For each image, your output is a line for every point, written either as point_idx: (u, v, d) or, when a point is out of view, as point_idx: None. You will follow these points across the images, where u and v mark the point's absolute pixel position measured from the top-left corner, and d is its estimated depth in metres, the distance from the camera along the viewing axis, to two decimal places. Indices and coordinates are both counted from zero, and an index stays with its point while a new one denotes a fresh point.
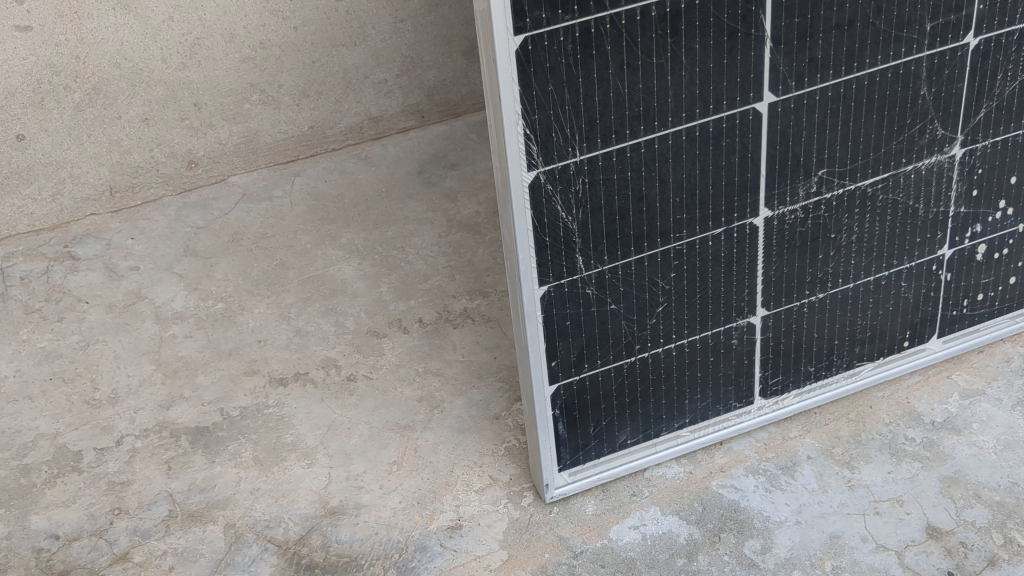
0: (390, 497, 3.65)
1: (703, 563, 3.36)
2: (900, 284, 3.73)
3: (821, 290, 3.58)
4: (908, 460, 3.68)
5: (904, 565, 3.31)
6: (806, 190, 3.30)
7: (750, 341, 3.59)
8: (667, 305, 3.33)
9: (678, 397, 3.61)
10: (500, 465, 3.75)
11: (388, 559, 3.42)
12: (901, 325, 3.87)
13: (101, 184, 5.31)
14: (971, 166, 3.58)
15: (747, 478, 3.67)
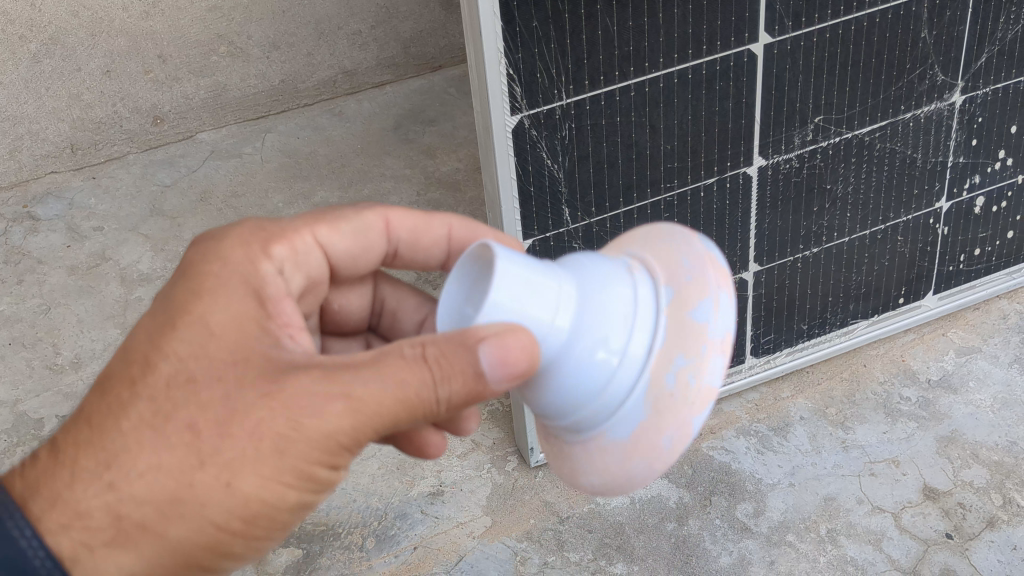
0: (369, 464, 3.51)
1: (694, 527, 3.25)
2: (896, 238, 3.60)
3: (816, 244, 3.44)
4: (904, 421, 3.57)
5: (900, 526, 3.22)
6: (801, 138, 3.15)
7: (743, 298, 3.44)
8: None
9: None
10: (483, 430, 3.62)
11: (367, 527, 3.29)
12: (897, 281, 3.73)
13: (61, 141, 5.09)
14: (972, 115, 3.43)
15: (737, 439, 3.56)
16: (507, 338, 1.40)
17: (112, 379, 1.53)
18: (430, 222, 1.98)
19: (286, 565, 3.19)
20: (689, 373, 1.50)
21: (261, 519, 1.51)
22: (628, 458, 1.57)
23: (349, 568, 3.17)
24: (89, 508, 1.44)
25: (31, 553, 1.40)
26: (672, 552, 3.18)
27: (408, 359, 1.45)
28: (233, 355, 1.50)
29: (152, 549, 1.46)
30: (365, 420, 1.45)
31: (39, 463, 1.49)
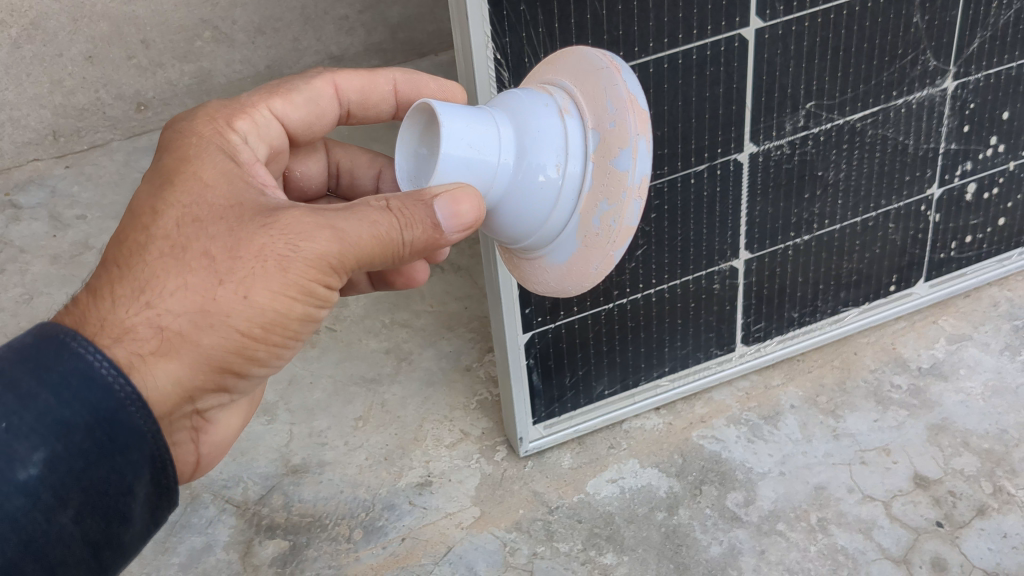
0: (356, 455, 3.48)
1: (684, 517, 3.23)
2: (888, 226, 3.57)
3: (807, 231, 3.41)
4: (895, 409, 3.56)
5: (891, 515, 3.20)
6: (793, 124, 3.11)
7: (733, 286, 3.42)
8: (647, 248, 3.12)
9: (658, 345, 3.43)
10: (472, 419, 3.58)
11: (355, 518, 3.26)
12: (888, 269, 3.71)
13: (43, 128, 5.04)
14: (964, 101, 3.39)
15: (728, 428, 3.53)
16: (454, 201, 1.76)
17: (131, 225, 1.73)
18: (375, 82, 2.27)
19: (272, 557, 3.15)
20: (610, 224, 1.88)
21: (278, 328, 1.77)
22: (565, 276, 2.03)
23: (337, 560, 3.13)
24: (133, 326, 1.64)
25: (94, 367, 1.56)
26: (662, 542, 3.16)
27: (373, 211, 1.75)
28: (228, 201, 1.75)
29: (188, 358, 1.70)
30: (354, 248, 1.72)
31: (80, 305, 1.68)
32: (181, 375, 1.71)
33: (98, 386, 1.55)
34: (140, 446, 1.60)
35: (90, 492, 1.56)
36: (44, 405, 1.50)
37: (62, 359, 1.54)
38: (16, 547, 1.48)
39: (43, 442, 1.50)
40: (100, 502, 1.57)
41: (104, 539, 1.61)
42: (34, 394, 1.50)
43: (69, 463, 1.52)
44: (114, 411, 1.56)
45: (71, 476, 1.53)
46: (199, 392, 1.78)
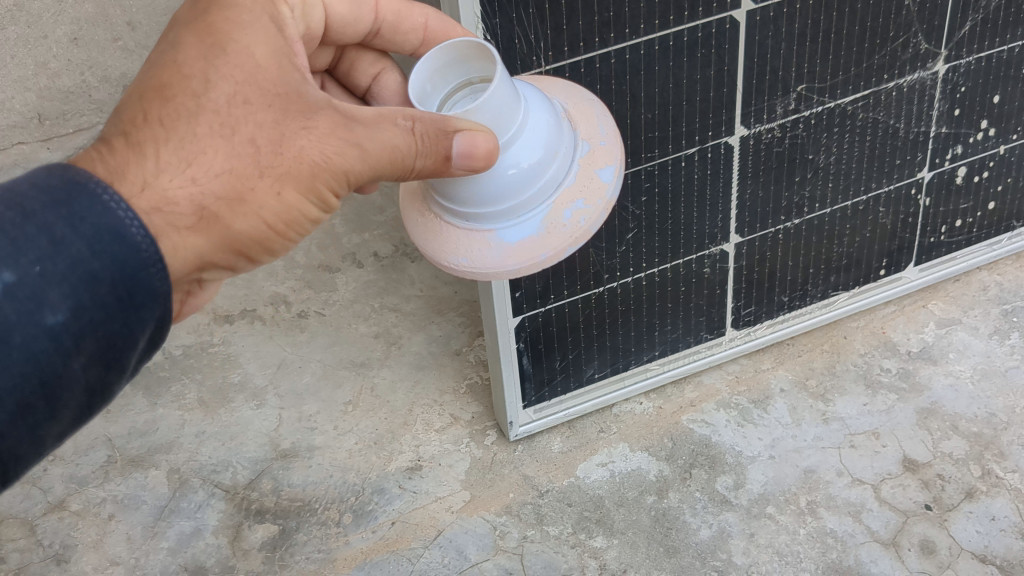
0: (346, 439, 3.46)
1: (674, 500, 3.25)
2: (878, 209, 3.57)
3: (797, 215, 3.41)
4: (884, 392, 3.57)
5: (879, 498, 3.23)
6: (783, 108, 3.09)
7: (723, 270, 3.41)
8: (637, 232, 3.11)
9: (648, 329, 3.43)
10: (462, 403, 3.57)
11: (345, 502, 3.25)
12: (878, 253, 3.71)
13: (28, 111, 4.75)
14: (954, 84, 3.37)
15: (718, 412, 3.53)
16: (477, 136, 1.62)
17: (174, 85, 1.62)
18: (412, 11, 2.13)
19: (262, 542, 3.15)
20: (584, 215, 1.72)
21: (296, 228, 1.74)
22: (504, 256, 1.76)
23: (326, 544, 3.14)
24: (174, 195, 1.56)
25: (126, 221, 1.43)
26: (651, 525, 3.18)
27: (399, 131, 1.67)
28: (273, 85, 1.68)
29: (216, 240, 1.64)
30: (379, 165, 1.69)
31: (112, 151, 1.56)
32: (204, 255, 1.65)
33: (128, 243, 1.42)
34: (153, 307, 1.48)
35: (102, 342, 1.44)
36: (74, 254, 1.38)
37: (93, 210, 1.41)
38: (28, 394, 1.39)
39: (72, 291, 1.38)
40: (108, 355, 1.46)
41: (97, 387, 1.49)
42: (66, 242, 1.37)
43: (88, 316, 1.40)
44: (142, 272, 1.44)
45: (90, 330, 1.41)
46: (208, 271, 1.72)
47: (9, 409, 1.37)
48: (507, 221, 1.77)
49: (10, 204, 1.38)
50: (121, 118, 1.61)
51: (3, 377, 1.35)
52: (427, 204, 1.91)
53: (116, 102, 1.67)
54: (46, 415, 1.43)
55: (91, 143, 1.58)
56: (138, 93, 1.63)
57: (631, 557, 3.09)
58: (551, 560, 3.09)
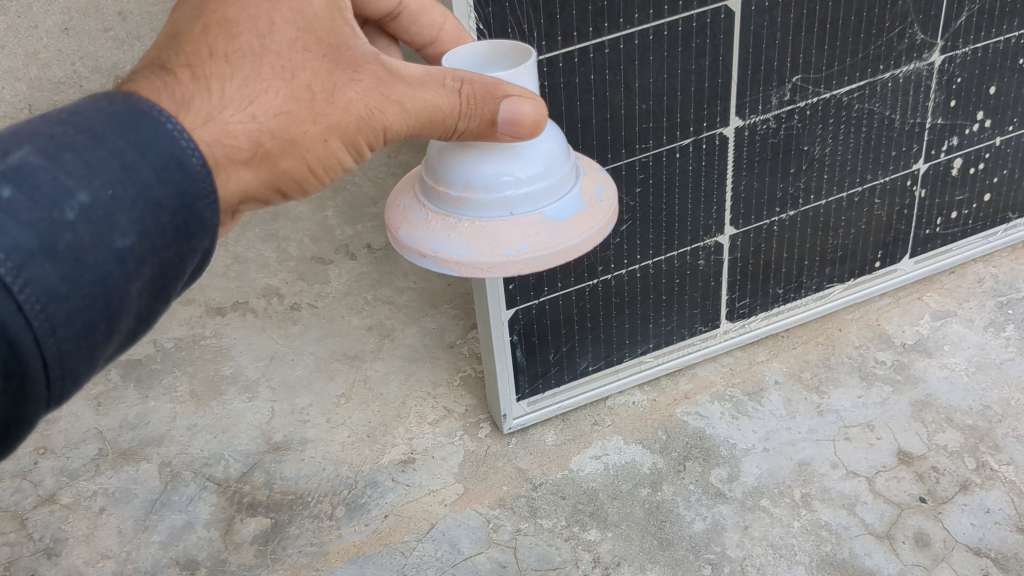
0: (338, 432, 3.45)
1: (668, 493, 3.24)
2: (874, 201, 3.56)
3: (792, 207, 3.39)
4: (879, 385, 3.56)
5: (874, 491, 3.22)
6: (779, 98, 3.06)
7: (717, 263, 3.39)
8: (631, 224, 3.09)
9: (642, 321, 3.41)
10: (455, 396, 3.56)
11: (337, 495, 3.24)
12: (873, 245, 3.70)
13: (19, 102, 4.66)
14: (951, 75, 3.35)
15: (712, 405, 3.52)
16: (527, 102, 1.60)
17: (239, 21, 1.57)
18: (436, 9, 1.98)
19: (254, 535, 3.13)
20: (609, 191, 1.76)
21: (334, 174, 1.70)
22: (564, 230, 1.64)
23: (318, 538, 3.12)
24: (234, 129, 1.53)
25: (188, 150, 1.38)
26: (645, 518, 3.17)
27: (444, 93, 1.62)
28: (331, 33, 1.62)
29: (263, 176, 1.61)
30: (418, 123, 1.64)
31: (176, 81, 1.51)
32: (249, 191, 1.62)
33: (190, 170, 1.37)
34: (206, 240, 1.42)
35: (157, 274, 1.36)
36: (142, 180, 1.32)
37: (159, 137, 1.36)
38: (94, 313, 1.26)
39: (138, 217, 1.31)
40: (159, 286, 1.38)
41: (139, 325, 1.39)
42: (136, 167, 1.32)
43: (150, 245, 1.33)
44: (199, 202, 1.39)
45: (151, 257, 1.33)
46: (245, 206, 1.69)
47: (77, 327, 1.24)
48: (548, 205, 1.68)
49: (75, 126, 1.31)
50: (183, 47, 1.56)
51: (75, 294, 1.23)
52: (446, 221, 1.71)
53: (172, 30, 1.61)
54: (104, 339, 1.29)
55: (152, 70, 1.53)
56: (201, 25, 1.58)
57: (625, 549, 3.08)
58: (545, 553, 3.06)
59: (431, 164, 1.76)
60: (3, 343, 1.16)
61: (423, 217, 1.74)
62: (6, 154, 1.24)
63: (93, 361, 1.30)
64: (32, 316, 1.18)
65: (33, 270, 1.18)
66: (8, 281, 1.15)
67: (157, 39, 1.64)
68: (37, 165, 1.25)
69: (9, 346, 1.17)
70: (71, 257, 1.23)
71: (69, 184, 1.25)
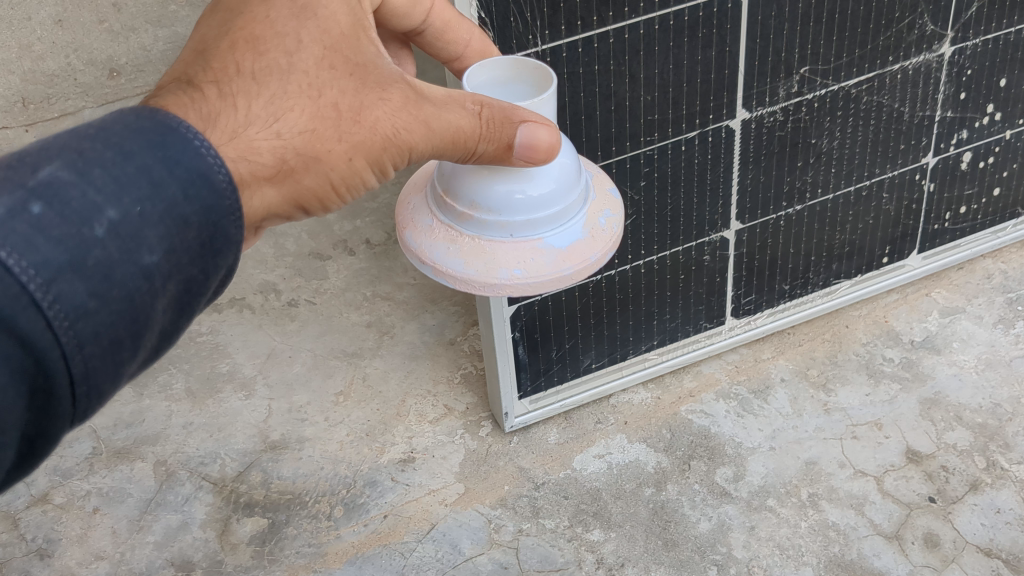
0: (337, 430, 3.39)
1: (673, 493, 3.18)
2: (882, 195, 3.49)
3: (799, 201, 3.32)
4: (887, 382, 3.50)
5: (882, 491, 3.17)
6: (786, 90, 3.00)
7: (723, 258, 3.32)
8: (635, 218, 3.03)
9: (647, 317, 3.34)
10: (456, 394, 3.50)
11: (335, 495, 3.18)
12: (881, 241, 3.63)
13: (11, 95, 4.60)
14: (960, 67, 3.28)
15: (717, 402, 3.46)
16: (542, 128, 1.55)
17: (267, 38, 1.56)
18: (461, 25, 1.94)
19: (251, 535, 3.08)
20: (615, 221, 1.71)
21: (357, 193, 1.67)
22: (558, 260, 1.62)
23: (317, 538, 3.07)
24: (258, 147, 1.51)
25: (215, 166, 1.32)
26: (649, 519, 3.11)
27: (466, 115, 1.57)
28: (355, 53, 1.60)
29: (287, 193, 1.59)
30: (442, 144, 1.60)
31: (202, 98, 1.50)
32: (272, 209, 1.60)
33: (216, 188, 1.32)
34: (230, 256, 1.38)
35: (181, 289, 1.32)
36: (169, 196, 1.27)
37: (186, 153, 1.31)
38: (120, 328, 1.22)
39: (166, 235, 1.27)
40: (183, 302, 1.34)
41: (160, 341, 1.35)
42: (163, 183, 1.27)
43: (176, 262, 1.29)
44: (225, 219, 1.34)
45: (176, 273, 1.29)
46: (269, 222, 1.67)
47: (103, 344, 1.20)
48: (551, 228, 1.65)
49: (103, 141, 1.26)
50: (210, 64, 1.55)
51: (101, 310, 1.18)
52: (448, 233, 1.69)
53: (200, 45, 1.60)
54: (130, 355, 1.25)
55: (179, 87, 1.52)
56: (227, 42, 1.57)
57: (629, 550, 3.03)
58: (547, 554, 3.02)
59: (443, 168, 1.73)
60: (29, 359, 1.13)
61: (428, 223, 1.73)
62: (34, 169, 1.20)
63: (118, 377, 1.25)
64: (59, 332, 1.14)
65: (61, 285, 1.14)
66: (36, 296, 1.11)
67: (183, 56, 1.63)
68: (65, 181, 1.20)
69: (34, 362, 1.13)
70: (99, 273, 1.18)
71: (96, 200, 1.21)
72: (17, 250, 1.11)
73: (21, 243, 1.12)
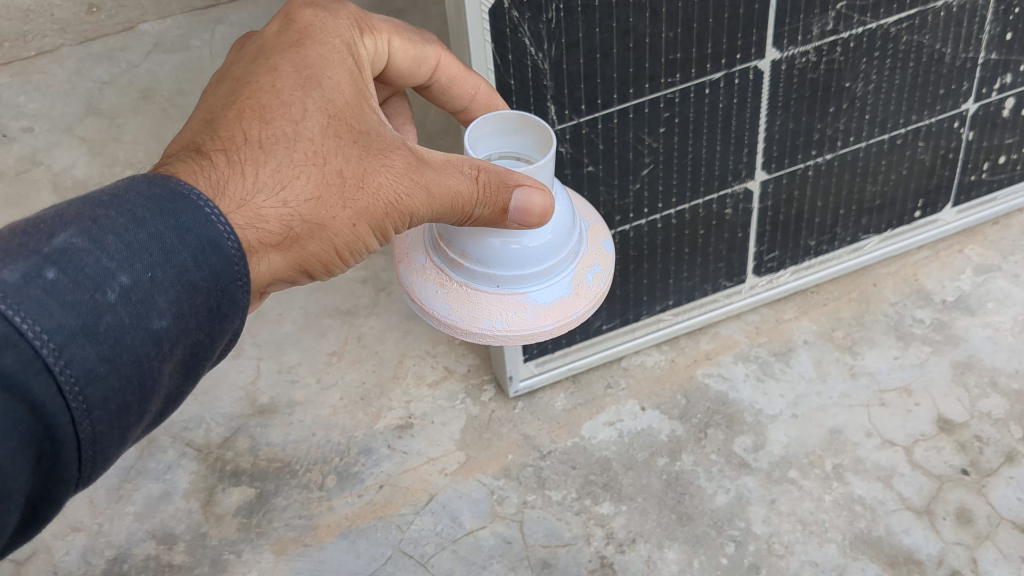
0: (330, 394, 3.18)
1: (687, 463, 2.99)
2: (917, 144, 3.22)
3: (829, 150, 3.05)
4: (917, 345, 3.27)
5: (912, 462, 2.97)
6: (821, 28, 2.69)
7: (746, 211, 3.06)
8: (653, 168, 2.77)
9: (662, 275, 3.10)
10: (457, 356, 3.28)
11: (328, 464, 2.98)
12: (914, 193, 3.37)
13: None
14: (1009, 3, 2.98)
15: (736, 366, 3.24)
16: (536, 193, 1.50)
17: (272, 107, 1.56)
18: (467, 79, 1.91)
19: (237, 506, 2.89)
20: (604, 277, 1.68)
21: (358, 257, 1.66)
22: (541, 315, 1.61)
23: (308, 510, 2.87)
24: (266, 214, 1.50)
25: (225, 234, 1.34)
26: (663, 491, 2.92)
27: (464, 179, 1.54)
28: (357, 123, 1.61)
29: (292, 259, 1.59)
30: (441, 209, 1.56)
31: (210, 164, 1.48)
32: (276, 274, 1.60)
33: (225, 255, 1.33)
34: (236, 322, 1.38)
35: (189, 356, 1.35)
36: (180, 262, 1.29)
37: (198, 219, 1.32)
38: (127, 394, 1.26)
39: (176, 301, 1.29)
40: (188, 366, 1.37)
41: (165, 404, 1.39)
42: (174, 250, 1.29)
43: (183, 327, 1.31)
44: (232, 284, 1.35)
45: (183, 338, 1.32)
46: (272, 288, 1.66)
47: (110, 409, 1.24)
48: (538, 281, 1.63)
49: (115, 206, 1.28)
50: (218, 132, 1.53)
51: (110, 375, 1.23)
52: (439, 275, 1.68)
53: (205, 114, 1.59)
54: (135, 419, 1.29)
55: (187, 154, 1.50)
56: (233, 111, 1.56)
57: (641, 525, 2.85)
58: (553, 528, 2.84)
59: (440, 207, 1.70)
60: (39, 424, 1.17)
61: (421, 261, 1.71)
62: (50, 235, 1.23)
63: (123, 441, 1.29)
64: (69, 396, 1.19)
65: (73, 350, 1.19)
66: (48, 361, 1.16)
67: (187, 124, 1.61)
68: (80, 247, 1.23)
69: (45, 426, 1.18)
70: (110, 339, 1.23)
71: (109, 266, 1.24)
72: (32, 316, 1.15)
73: (36, 307, 1.16)
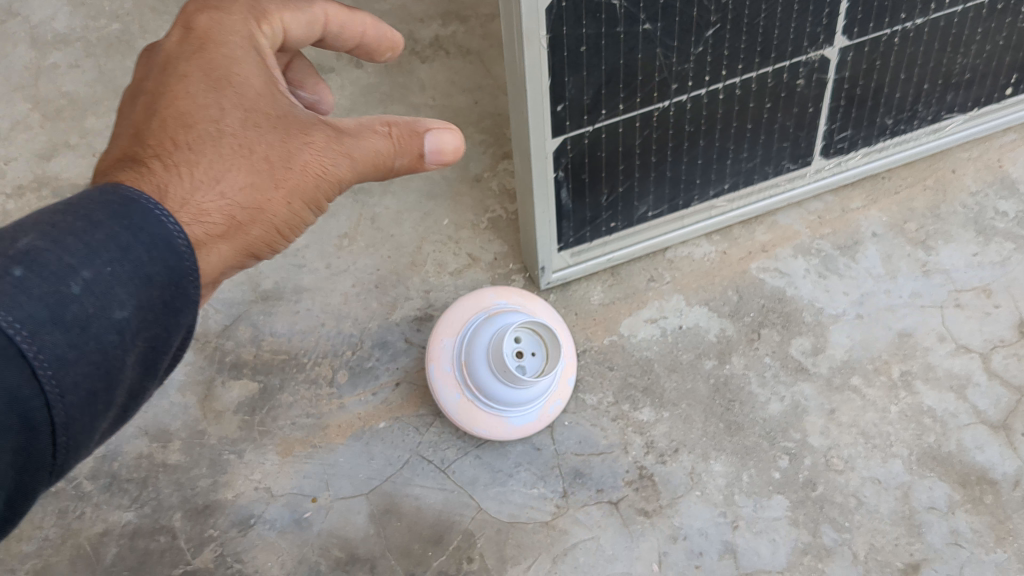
0: (341, 280, 2.86)
1: (738, 366, 2.68)
2: (1019, 12, 2.76)
3: (920, 14, 2.59)
4: (999, 241, 2.91)
5: (989, 371, 2.66)
6: None
7: (820, 83, 2.62)
8: (721, 28, 2.31)
9: (719, 156, 2.69)
10: (482, 241, 2.95)
11: (339, 357, 2.69)
12: (1008, 68, 2.93)
13: None
14: None
15: (795, 260, 2.89)
16: (447, 134, 1.74)
17: (192, 111, 1.53)
18: (355, 16, 1.86)
19: (238, 402, 2.61)
20: None
21: (296, 231, 1.68)
22: None
23: (315, 408, 2.59)
24: (207, 209, 1.48)
25: (175, 232, 1.35)
26: (710, 396, 2.63)
27: (377, 137, 1.70)
28: (271, 108, 1.60)
29: (238, 247, 1.57)
30: (363, 170, 1.69)
31: (147, 171, 1.45)
32: (223, 266, 1.58)
33: (175, 249, 1.34)
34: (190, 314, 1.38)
35: (150, 347, 1.33)
36: (135, 257, 1.29)
37: (149, 220, 1.32)
38: (97, 382, 1.24)
39: (134, 295, 1.28)
40: (149, 360, 1.35)
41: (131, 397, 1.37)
42: (130, 247, 1.28)
43: (144, 319, 1.30)
44: (185, 279, 1.36)
45: (145, 331, 1.31)
46: (222, 276, 1.65)
47: (81, 394, 1.22)
48: None
49: (75, 213, 1.28)
50: (148, 141, 1.50)
51: (79, 359, 1.21)
52: None
53: (127, 128, 1.56)
54: (103, 411, 1.27)
55: (122, 165, 1.46)
56: (155, 120, 1.53)
57: (685, 434, 2.56)
58: (587, 434, 2.56)
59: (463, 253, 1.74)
60: (15, 417, 1.15)
61: None
62: (11, 240, 1.22)
63: (93, 431, 1.27)
64: (44, 383, 1.17)
65: (42, 340, 1.17)
66: (23, 347, 1.15)
67: (110, 140, 1.58)
68: (42, 247, 1.22)
69: (24, 417, 1.17)
70: (76, 328, 1.21)
71: (72, 263, 1.23)
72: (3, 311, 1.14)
73: (5, 300, 1.15)
